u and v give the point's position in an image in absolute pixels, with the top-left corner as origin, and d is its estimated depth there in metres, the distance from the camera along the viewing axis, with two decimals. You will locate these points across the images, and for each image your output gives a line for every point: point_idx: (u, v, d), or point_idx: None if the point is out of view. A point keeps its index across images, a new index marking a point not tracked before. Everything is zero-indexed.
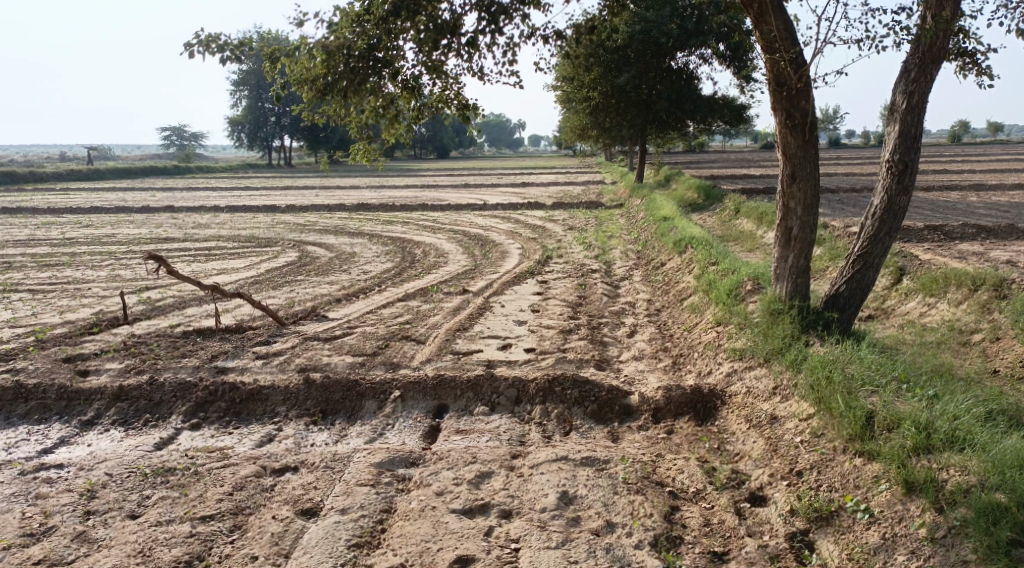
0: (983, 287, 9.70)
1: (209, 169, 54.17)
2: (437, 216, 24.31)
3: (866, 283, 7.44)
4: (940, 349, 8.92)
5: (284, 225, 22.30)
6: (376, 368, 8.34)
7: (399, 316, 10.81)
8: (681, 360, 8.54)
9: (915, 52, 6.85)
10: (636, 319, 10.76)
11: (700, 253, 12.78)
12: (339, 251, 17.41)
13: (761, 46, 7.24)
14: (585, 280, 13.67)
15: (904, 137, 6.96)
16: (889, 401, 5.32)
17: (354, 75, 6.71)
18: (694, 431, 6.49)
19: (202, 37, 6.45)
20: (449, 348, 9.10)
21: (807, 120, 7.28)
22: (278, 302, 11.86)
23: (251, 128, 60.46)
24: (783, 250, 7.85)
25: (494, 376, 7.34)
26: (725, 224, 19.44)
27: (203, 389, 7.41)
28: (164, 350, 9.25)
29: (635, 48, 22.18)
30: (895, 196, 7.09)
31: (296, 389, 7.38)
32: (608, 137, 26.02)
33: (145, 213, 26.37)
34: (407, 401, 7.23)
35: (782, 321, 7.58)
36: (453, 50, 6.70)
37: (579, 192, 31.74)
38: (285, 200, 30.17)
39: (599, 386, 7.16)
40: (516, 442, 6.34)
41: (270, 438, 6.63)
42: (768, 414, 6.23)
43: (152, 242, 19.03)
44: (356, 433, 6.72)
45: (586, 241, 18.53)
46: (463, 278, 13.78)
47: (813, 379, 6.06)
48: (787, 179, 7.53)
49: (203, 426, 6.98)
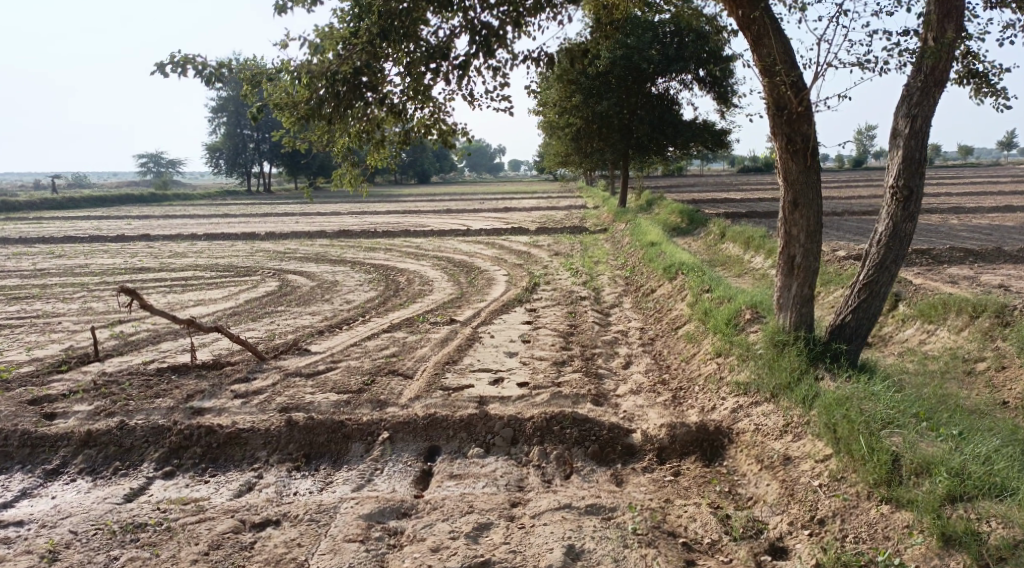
0: (984, 314, 9.49)
1: (186, 195, 53.56)
2: (420, 243, 24.01)
3: (873, 313, 7.16)
4: (945, 378, 8.67)
5: (263, 253, 21.85)
6: (362, 407, 7.91)
7: (385, 349, 10.40)
8: (681, 394, 8.19)
9: (918, 76, 6.64)
10: (630, 349, 10.43)
11: (691, 279, 12.52)
12: (320, 279, 17.00)
13: (759, 70, 7.00)
14: (574, 307, 13.36)
15: (908, 162, 6.73)
16: (914, 444, 5.01)
17: (337, 101, 6.30)
18: (702, 473, 6.14)
19: (178, 58, 6.11)
20: (439, 383, 8.70)
21: (808, 145, 7.03)
22: (258, 335, 11.40)
23: (229, 155, 59.91)
24: (785, 279, 7.57)
25: (488, 415, 6.96)
26: (712, 248, 19.28)
27: (177, 433, 6.95)
28: (137, 390, 8.76)
29: (616, 74, 22.14)
30: (900, 223, 6.84)
31: (277, 431, 6.93)
32: (590, 162, 25.92)
33: (120, 242, 25.78)
34: (397, 443, 6.81)
35: (788, 354, 7.28)
36: (442, 75, 6.40)
37: (562, 217, 31.56)
38: (264, 227, 29.72)
39: (599, 425, 6.81)
40: (514, 488, 5.95)
41: (250, 487, 6.19)
42: (780, 454, 5.90)
43: (126, 272, 18.49)
44: (343, 479, 6.29)
45: (572, 267, 18.24)
46: (450, 307, 13.42)
47: (829, 417, 5.74)
48: (789, 206, 7.26)
49: (178, 474, 6.52)
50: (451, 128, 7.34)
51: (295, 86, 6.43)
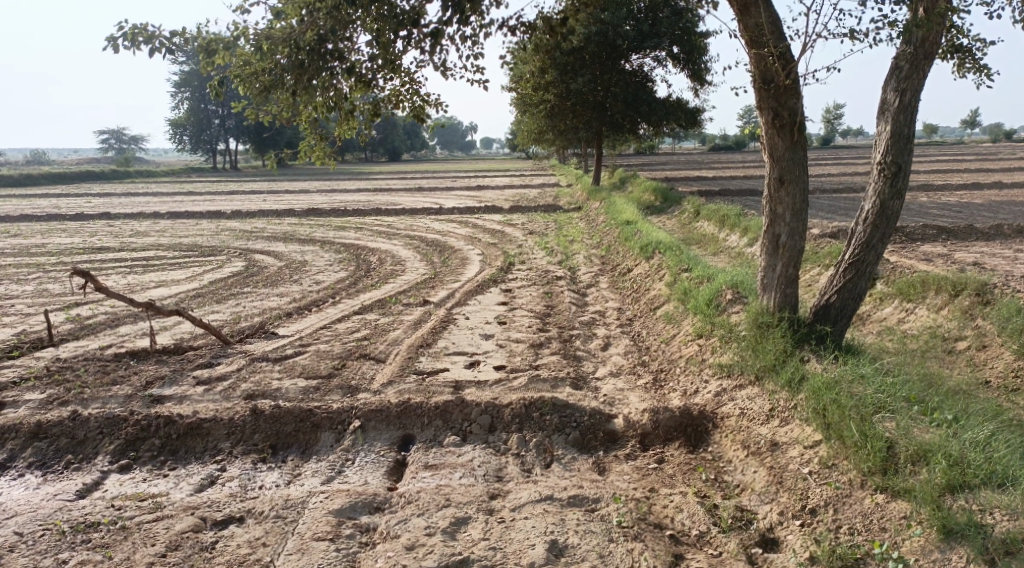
0: (964, 292, 9.38)
1: (149, 172, 52.13)
2: (392, 221, 23.55)
3: (859, 293, 6.97)
4: (926, 357, 8.55)
5: (229, 232, 21.25)
6: (333, 393, 7.59)
7: (356, 331, 10.03)
8: (663, 377, 7.97)
9: (907, 49, 6.43)
10: (608, 329, 10.20)
11: (669, 259, 12.31)
12: (288, 259, 16.51)
13: (745, 40, 6.73)
14: (550, 287, 13.08)
15: (897, 137, 6.52)
16: (908, 430, 4.83)
17: (301, 69, 5.85)
18: (687, 460, 5.93)
19: (129, 30, 5.58)
20: (412, 367, 8.38)
21: (795, 120, 6.79)
22: (222, 318, 10.95)
23: (194, 131, 58.38)
24: (770, 259, 7.34)
25: (465, 402, 6.67)
26: (686, 226, 19.11)
27: (134, 424, 6.56)
28: (93, 377, 8.32)
29: (591, 50, 21.79)
30: (888, 200, 6.64)
31: (242, 421, 6.57)
32: (564, 140, 25.55)
33: (79, 221, 24.90)
34: (369, 432, 6.49)
35: (773, 336, 7.07)
36: (414, 43, 5.96)
37: (535, 195, 31.19)
38: (231, 205, 28.97)
39: (580, 411, 6.57)
40: (492, 479, 5.68)
41: (212, 481, 5.85)
42: (767, 439, 5.69)
43: (85, 252, 17.81)
44: (311, 472, 5.96)
45: (547, 246, 17.94)
46: (423, 287, 13.06)
47: (817, 401, 5.54)
48: (775, 184, 7.02)
49: (134, 467, 6.15)
50: (423, 100, 6.95)
51: (256, 55, 5.96)
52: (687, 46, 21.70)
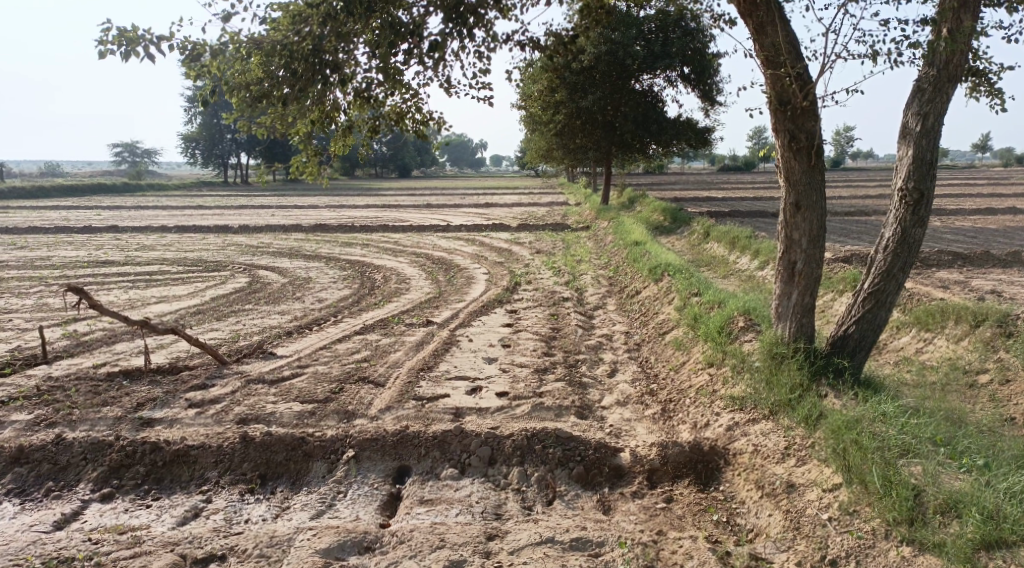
0: (986, 323, 9.03)
1: (160, 185, 52.23)
2: (399, 238, 23.37)
3: (878, 323, 6.65)
4: (946, 391, 8.21)
5: (235, 247, 21.09)
6: (328, 419, 7.31)
7: (356, 353, 9.76)
8: (672, 407, 7.64)
9: (930, 70, 6.17)
10: (615, 355, 9.90)
11: (679, 282, 12.01)
12: (292, 275, 16.31)
13: (761, 60, 6.48)
14: (557, 309, 12.78)
15: (919, 162, 6.24)
16: (937, 477, 4.52)
17: (295, 80, 5.64)
18: (697, 500, 5.61)
19: (115, 34, 5.37)
20: (412, 392, 8.09)
21: (813, 143, 6.52)
22: (221, 336, 10.70)
23: (205, 145, 58.74)
24: (785, 287, 7.03)
25: (464, 432, 6.38)
26: (696, 248, 18.83)
27: (119, 450, 6.29)
28: (83, 397, 8.07)
29: (601, 69, 21.64)
30: (909, 228, 6.35)
31: (231, 448, 6.29)
32: (573, 159, 25.34)
33: (86, 233, 24.83)
34: (363, 462, 6.20)
35: (788, 367, 6.76)
36: (414, 56, 5.75)
37: (544, 214, 30.98)
38: (238, 220, 28.87)
39: (585, 443, 6.26)
40: (490, 517, 5.38)
41: (196, 513, 5.57)
42: (783, 480, 5.37)
43: (89, 265, 17.65)
44: (301, 505, 5.67)
45: (554, 266, 17.68)
46: (426, 307, 12.80)
47: (837, 441, 5.22)
48: (791, 209, 6.74)
49: (117, 496, 5.88)
50: (425, 117, 6.73)
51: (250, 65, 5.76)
52: (698, 66, 21.54)
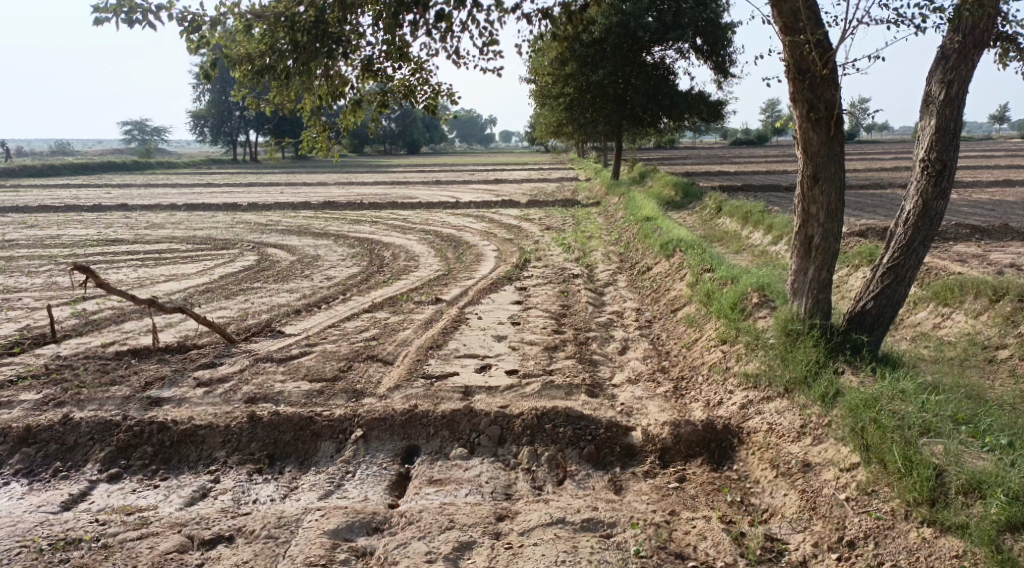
0: (1006, 298, 8.83)
1: (170, 163, 52.16)
2: (407, 215, 23.23)
3: (898, 299, 6.48)
4: (965, 367, 8.05)
5: (244, 225, 21.04)
6: (336, 398, 7.25)
7: (365, 331, 9.68)
8: (684, 385, 7.52)
9: (955, 37, 5.94)
10: (626, 332, 9.77)
11: (691, 258, 11.84)
12: (301, 253, 16.24)
13: (779, 27, 6.26)
14: (567, 286, 12.66)
15: (942, 132, 6.04)
16: (960, 456, 4.39)
17: (299, 53, 5.46)
18: (711, 480, 5.51)
19: (113, 2, 5.22)
20: (421, 370, 8.01)
21: (832, 113, 6.31)
22: (229, 315, 10.65)
23: (214, 123, 58.60)
24: (801, 262, 6.87)
25: (473, 411, 6.29)
26: (707, 223, 18.61)
27: (126, 430, 6.25)
28: (92, 376, 8.04)
29: (611, 41, 21.27)
30: (930, 200, 6.16)
31: (238, 428, 6.23)
32: (583, 134, 25.03)
33: (97, 212, 24.83)
34: (371, 442, 6.13)
35: (804, 345, 6.62)
36: (420, 27, 5.56)
37: (554, 190, 30.73)
38: (248, 197, 28.80)
39: (596, 422, 6.15)
40: (500, 497, 5.31)
41: (204, 494, 5.53)
42: (799, 459, 5.27)
43: (99, 244, 17.65)
44: (309, 486, 5.61)
45: (564, 242, 17.51)
46: (435, 285, 12.70)
47: (855, 420, 5.09)
48: (809, 181, 6.56)
49: (124, 477, 5.84)
50: (435, 91, 6.56)
51: (253, 38, 5.61)
52: (710, 38, 21.17)
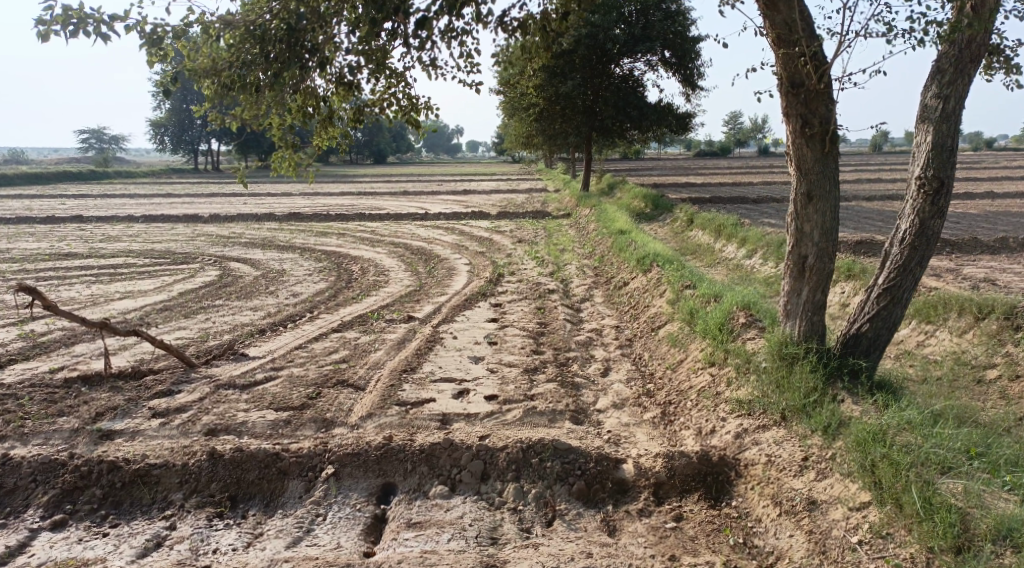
0: (992, 316, 8.63)
1: (128, 172, 50.76)
2: (376, 227, 22.71)
3: (893, 321, 6.22)
4: (955, 388, 7.83)
5: (205, 237, 20.34)
6: (305, 428, 6.78)
7: (334, 352, 9.19)
8: (672, 410, 7.19)
9: (950, 50, 5.73)
10: (607, 351, 9.43)
11: (669, 273, 11.56)
12: (265, 267, 15.64)
13: (771, 39, 6.00)
14: (543, 301, 12.31)
15: (939, 150, 5.82)
16: (982, 499, 4.21)
17: (269, 64, 5.03)
18: (710, 518, 5.19)
19: (61, 16, 4.74)
20: (395, 396, 7.55)
21: (827, 128, 6.07)
22: (188, 336, 10.06)
23: (174, 131, 57.33)
24: (794, 283, 6.60)
25: (453, 444, 5.86)
26: (679, 235, 18.45)
27: (72, 470, 5.72)
28: (38, 406, 7.45)
29: (581, 53, 21.10)
30: (927, 220, 5.92)
31: (197, 467, 5.72)
32: (553, 146, 24.80)
33: (50, 224, 23.87)
34: (344, 480, 5.67)
35: (800, 369, 6.34)
36: (399, 37, 5.20)
37: (523, 201, 30.42)
38: (210, 208, 28.03)
39: (585, 455, 5.77)
40: (486, 542, 4.93)
41: (159, 544, 5.05)
42: (803, 496, 4.96)
43: (50, 258, 16.82)
44: (276, 532, 5.15)
45: (537, 255, 17.16)
46: (407, 301, 12.24)
47: (863, 455, 4.82)
48: (802, 199, 6.29)
49: (70, 523, 5.33)
50: (413, 103, 6.20)
51: (218, 49, 5.17)
52: (678, 51, 21.11)
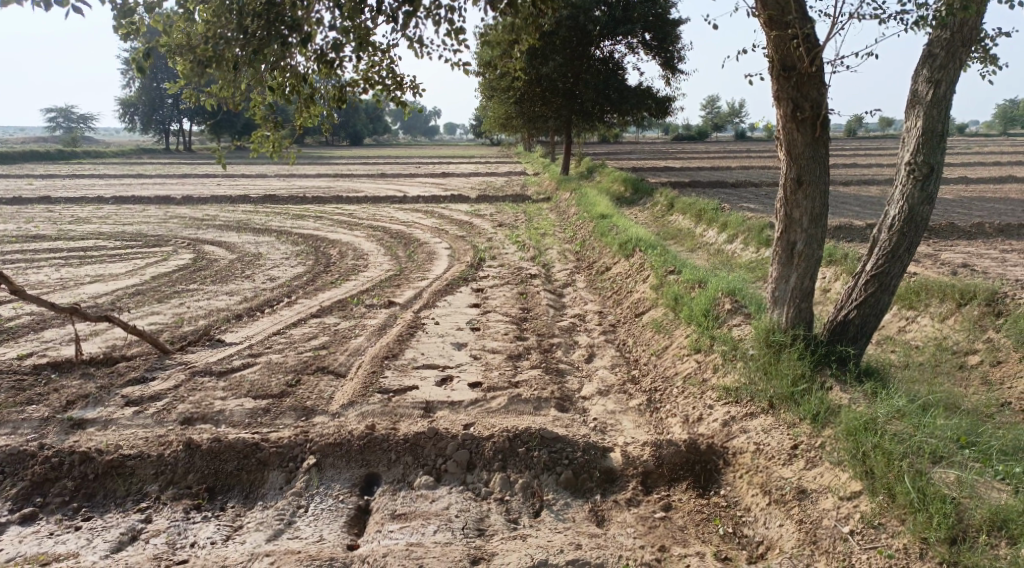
0: (974, 301, 8.64)
1: (98, 152, 49.58)
2: (353, 210, 22.40)
3: (881, 308, 6.19)
4: (937, 374, 7.84)
5: (178, 220, 19.89)
6: (285, 417, 6.62)
7: (313, 338, 9.00)
8: (658, 397, 7.12)
9: (942, 34, 5.64)
10: (590, 337, 9.34)
11: (652, 258, 11.48)
12: (241, 250, 15.33)
13: (764, 20, 5.88)
14: (525, 286, 12.18)
15: (929, 135, 5.75)
16: (976, 489, 4.22)
17: (248, 41, 4.82)
18: (699, 508, 5.14)
19: None
20: (377, 383, 7.40)
21: (818, 112, 5.98)
22: (162, 321, 9.80)
23: (145, 110, 56.03)
24: (783, 269, 6.54)
25: (438, 434, 5.73)
26: (659, 220, 18.39)
27: (42, 462, 5.52)
28: (5, 394, 7.20)
29: (562, 35, 20.81)
30: (917, 205, 5.86)
31: (173, 458, 5.55)
32: (533, 129, 24.58)
33: (17, 205, 23.23)
34: (326, 470, 5.52)
35: (787, 356, 6.29)
36: (384, 14, 5.01)
37: (503, 185, 30.18)
38: (182, 190, 27.45)
39: (572, 444, 5.68)
40: (472, 534, 4.83)
41: (134, 538, 4.89)
42: (792, 485, 4.91)
43: (17, 240, 16.34)
44: (257, 525, 5.00)
45: (518, 240, 17.01)
46: (387, 286, 12.05)
47: (855, 443, 4.79)
48: (792, 184, 6.21)
49: (40, 517, 5.14)
50: (396, 82, 6.01)
51: (194, 24, 4.95)
52: (659, 34, 20.95)
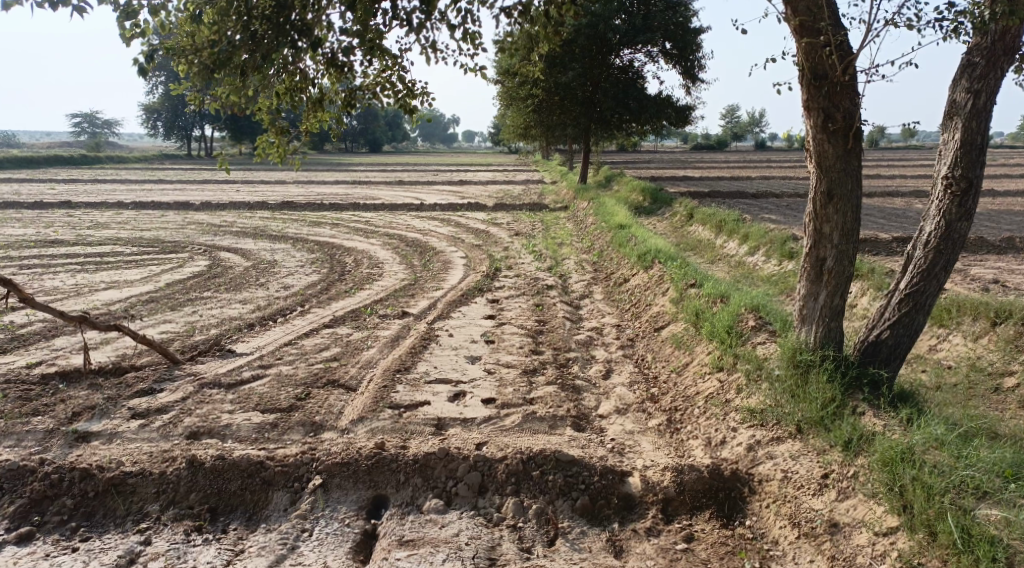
0: (1009, 320, 8.27)
1: (120, 158, 50.05)
2: (370, 217, 22.30)
3: (915, 328, 5.89)
4: (971, 397, 7.49)
5: (196, 225, 19.89)
6: (292, 433, 6.43)
7: (325, 350, 8.81)
8: (678, 417, 6.85)
9: (982, 42, 5.35)
10: (608, 352, 9.07)
11: (672, 269, 11.20)
12: (256, 258, 15.22)
13: (793, 27, 5.63)
14: (541, 298, 11.94)
15: (968, 148, 5.46)
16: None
17: (255, 44, 4.66)
18: (723, 540, 4.87)
19: None
20: (388, 398, 7.19)
21: (850, 123, 5.71)
22: (173, 330, 9.66)
23: (167, 117, 56.58)
24: (811, 286, 6.27)
25: (449, 454, 5.51)
26: (679, 230, 18.08)
27: (42, 478, 5.36)
28: (11, 404, 7.07)
29: (581, 43, 20.64)
30: (954, 222, 5.57)
31: (176, 475, 5.37)
32: (551, 137, 24.39)
33: (38, 209, 23.36)
34: (332, 491, 5.32)
35: (816, 378, 6.01)
36: (396, 17, 4.84)
37: (520, 193, 30.00)
38: (201, 195, 27.54)
39: (589, 468, 5.42)
40: (483, 564, 4.60)
41: (131, 561, 4.70)
42: (824, 517, 4.67)
43: (36, 245, 16.36)
44: (259, 549, 4.80)
45: (535, 249, 16.77)
46: (402, 296, 11.86)
47: (891, 476, 4.53)
48: (822, 199, 5.94)
49: (37, 536, 4.96)
50: (407, 88, 5.83)
51: (199, 27, 4.79)
52: (679, 43, 20.70)
